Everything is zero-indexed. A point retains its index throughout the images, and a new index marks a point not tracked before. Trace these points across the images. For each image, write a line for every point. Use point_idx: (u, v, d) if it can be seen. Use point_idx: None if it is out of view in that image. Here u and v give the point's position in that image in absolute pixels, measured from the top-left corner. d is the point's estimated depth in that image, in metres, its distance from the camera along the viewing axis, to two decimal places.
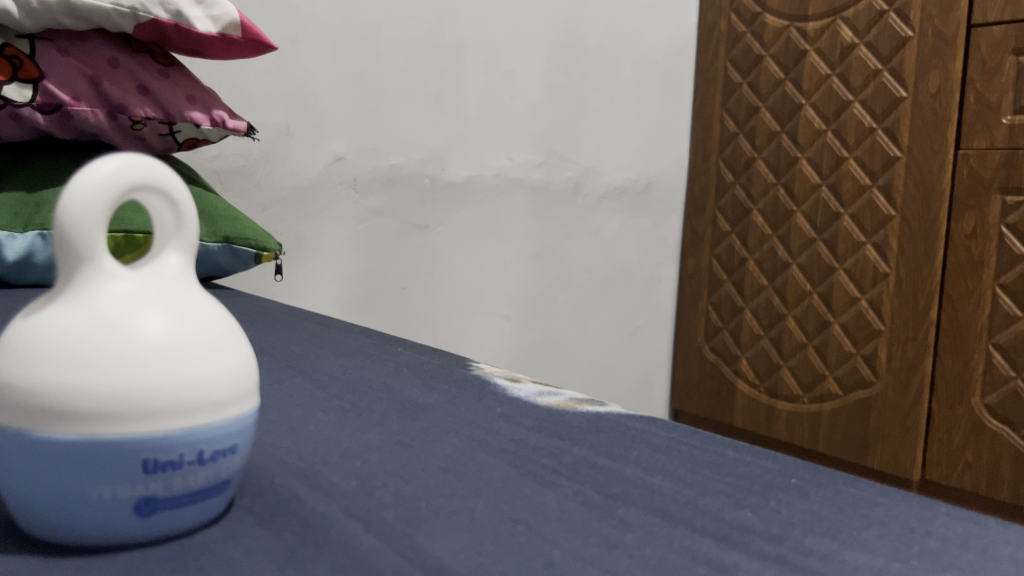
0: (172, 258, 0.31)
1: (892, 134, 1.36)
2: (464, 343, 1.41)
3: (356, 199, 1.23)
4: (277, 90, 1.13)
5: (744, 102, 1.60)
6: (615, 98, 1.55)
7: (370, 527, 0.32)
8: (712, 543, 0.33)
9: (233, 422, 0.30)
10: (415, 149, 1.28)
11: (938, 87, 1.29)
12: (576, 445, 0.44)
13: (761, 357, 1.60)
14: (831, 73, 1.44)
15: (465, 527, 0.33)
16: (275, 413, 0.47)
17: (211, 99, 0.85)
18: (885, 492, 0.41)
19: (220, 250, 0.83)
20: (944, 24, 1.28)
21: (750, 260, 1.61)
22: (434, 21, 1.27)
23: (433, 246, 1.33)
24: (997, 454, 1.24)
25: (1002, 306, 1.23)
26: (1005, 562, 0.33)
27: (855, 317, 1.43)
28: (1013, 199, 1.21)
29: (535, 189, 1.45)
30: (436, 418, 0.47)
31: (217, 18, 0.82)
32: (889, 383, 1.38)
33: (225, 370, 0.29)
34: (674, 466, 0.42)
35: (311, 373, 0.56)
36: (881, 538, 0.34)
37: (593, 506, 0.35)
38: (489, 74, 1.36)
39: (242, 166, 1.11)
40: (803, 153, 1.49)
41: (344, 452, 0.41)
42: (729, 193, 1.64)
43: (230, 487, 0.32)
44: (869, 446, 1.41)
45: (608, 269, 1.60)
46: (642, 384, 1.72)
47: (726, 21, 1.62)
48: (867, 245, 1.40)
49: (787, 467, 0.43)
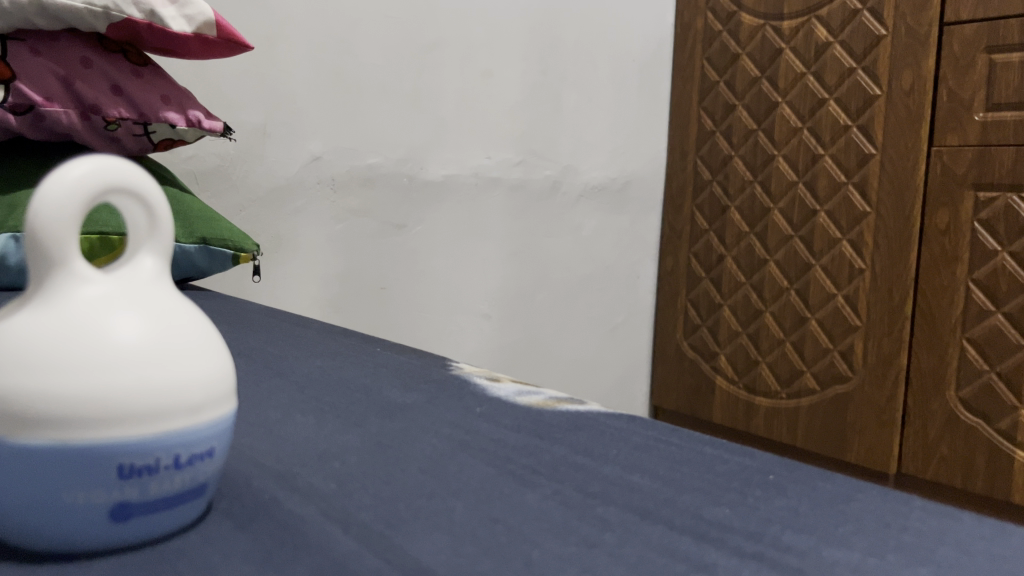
0: (146, 261, 0.31)
1: (866, 132, 1.37)
2: (445, 344, 1.41)
3: (335, 198, 1.22)
4: (252, 88, 1.12)
5: (720, 100, 1.61)
6: (593, 97, 1.56)
7: (349, 529, 0.32)
8: (690, 540, 0.33)
9: (210, 426, 0.30)
10: (393, 149, 1.27)
11: (911, 86, 1.31)
12: (555, 444, 0.44)
13: (739, 353, 1.61)
14: (807, 71, 1.45)
15: (444, 528, 0.33)
16: (253, 415, 0.46)
17: (186, 100, 0.84)
18: (862, 487, 0.41)
19: (197, 251, 0.82)
20: (916, 22, 1.29)
21: (728, 258, 1.62)
22: (411, 19, 1.27)
23: (412, 245, 1.33)
24: (972, 447, 1.26)
25: (975, 302, 1.24)
26: (980, 555, 0.33)
27: (831, 313, 1.44)
28: (985, 195, 1.22)
29: (513, 188, 1.45)
30: (415, 418, 0.47)
31: (192, 18, 0.81)
32: (865, 377, 1.40)
33: (201, 373, 0.29)
34: (653, 463, 0.42)
35: (289, 375, 0.56)
36: (858, 533, 0.35)
37: (572, 505, 0.36)
38: (467, 73, 1.35)
39: (219, 166, 1.11)
40: (779, 150, 1.50)
41: (322, 454, 0.41)
42: (706, 191, 1.65)
43: (208, 491, 0.32)
44: (846, 439, 1.43)
45: (588, 268, 1.61)
46: (623, 381, 1.73)
47: (702, 19, 1.63)
48: (842, 242, 1.42)
49: (765, 463, 0.44)
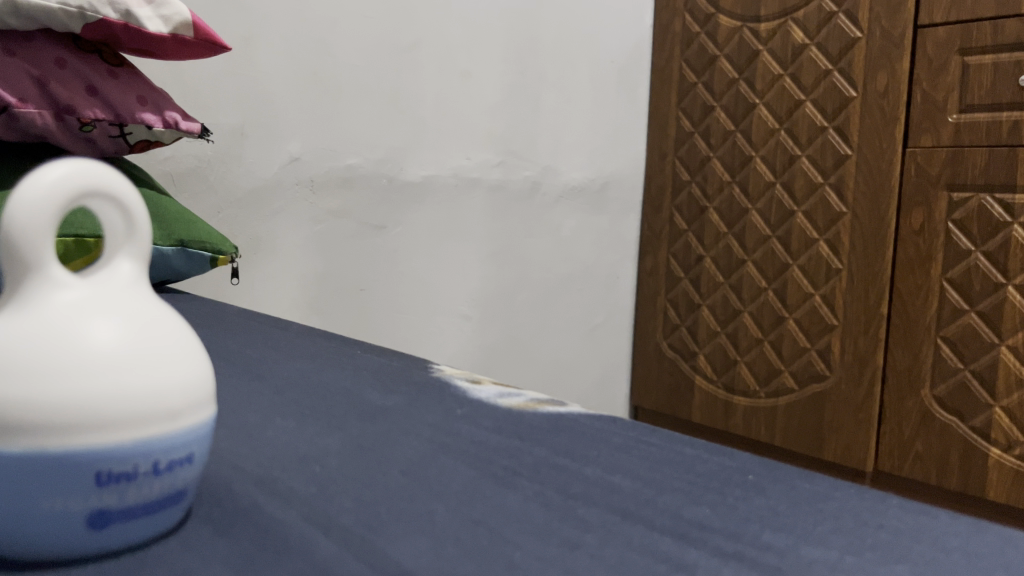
0: (124, 265, 0.31)
1: (842, 133, 1.39)
2: (425, 345, 1.40)
3: (313, 200, 1.22)
4: (231, 89, 1.11)
5: (698, 101, 1.62)
6: (571, 97, 1.56)
7: (330, 533, 0.32)
8: (671, 541, 0.33)
9: (189, 432, 0.30)
10: (372, 150, 1.27)
11: (886, 87, 1.32)
12: (536, 446, 0.44)
13: (718, 353, 1.62)
14: (783, 73, 1.46)
15: (426, 531, 0.33)
16: (232, 419, 0.46)
17: (162, 100, 0.84)
18: (839, 486, 0.42)
19: (174, 254, 0.81)
20: (890, 25, 1.31)
21: (706, 258, 1.63)
22: (390, 20, 1.27)
23: (392, 246, 1.32)
24: (947, 444, 1.27)
25: (949, 301, 1.26)
26: (956, 552, 0.34)
27: (809, 312, 1.46)
28: (959, 196, 1.24)
29: (493, 189, 1.45)
30: (395, 421, 0.47)
31: (168, 18, 0.80)
32: (843, 376, 1.41)
33: (180, 378, 0.29)
34: (633, 464, 0.42)
35: (268, 378, 0.56)
36: (836, 532, 0.35)
37: (553, 507, 0.36)
38: (447, 74, 1.35)
39: (196, 167, 1.10)
40: (756, 151, 1.51)
41: (303, 458, 0.40)
42: (685, 192, 1.66)
43: (187, 497, 0.32)
44: (824, 438, 1.44)
45: (567, 268, 1.61)
46: (603, 381, 1.73)
47: (680, 21, 1.64)
48: (820, 242, 1.43)
49: (743, 463, 0.44)
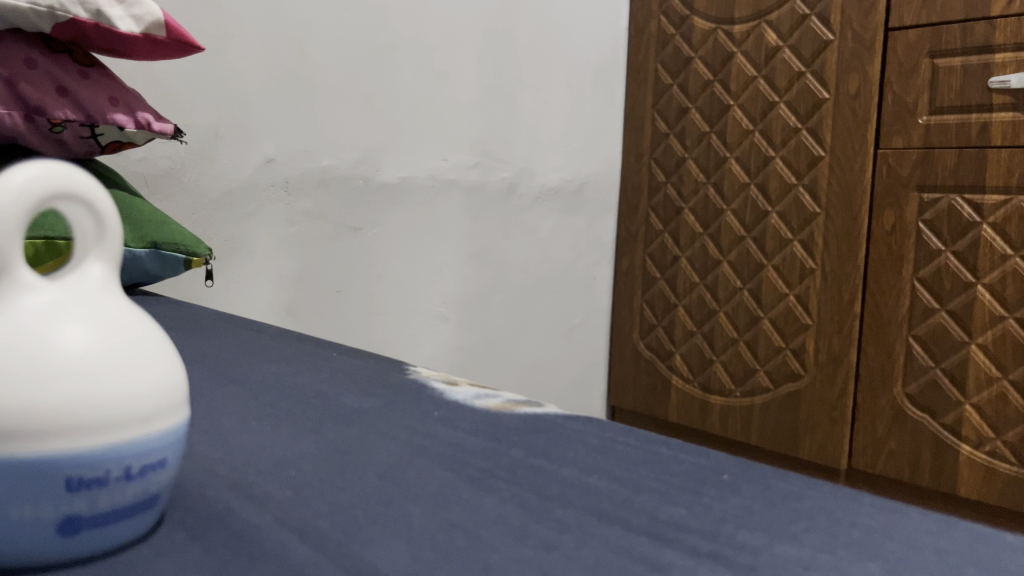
0: (94, 268, 0.30)
1: (816, 134, 1.40)
2: (402, 347, 1.39)
3: (288, 201, 1.21)
4: (204, 90, 1.10)
5: (674, 103, 1.62)
6: (547, 99, 1.57)
7: (305, 537, 0.32)
8: (647, 541, 0.33)
9: (161, 436, 0.29)
10: (348, 150, 1.27)
11: (858, 89, 1.34)
12: (513, 447, 0.44)
13: (694, 353, 1.63)
14: (757, 75, 1.47)
15: (403, 534, 0.33)
16: (206, 423, 0.46)
17: (134, 101, 0.83)
18: (813, 484, 0.42)
19: (147, 256, 0.80)
20: (862, 28, 1.32)
21: (682, 258, 1.64)
22: (366, 21, 1.26)
23: (368, 247, 1.32)
24: (918, 441, 1.29)
25: (920, 300, 1.27)
26: (927, 549, 0.34)
27: (784, 311, 1.47)
28: (929, 197, 1.26)
29: (470, 190, 1.45)
30: (372, 424, 0.47)
31: (140, 18, 0.79)
32: (817, 375, 1.42)
33: (151, 381, 0.29)
34: (610, 465, 0.42)
35: (243, 381, 0.55)
36: (810, 531, 0.35)
37: (530, 508, 0.36)
38: (423, 75, 1.35)
39: (170, 168, 1.08)
40: (731, 152, 1.53)
41: (278, 461, 0.40)
42: (661, 193, 1.67)
43: (159, 503, 0.31)
44: (799, 436, 1.46)
45: (544, 269, 1.61)
46: (580, 381, 1.74)
47: (656, 23, 1.65)
48: (794, 242, 1.44)
49: (719, 462, 0.44)
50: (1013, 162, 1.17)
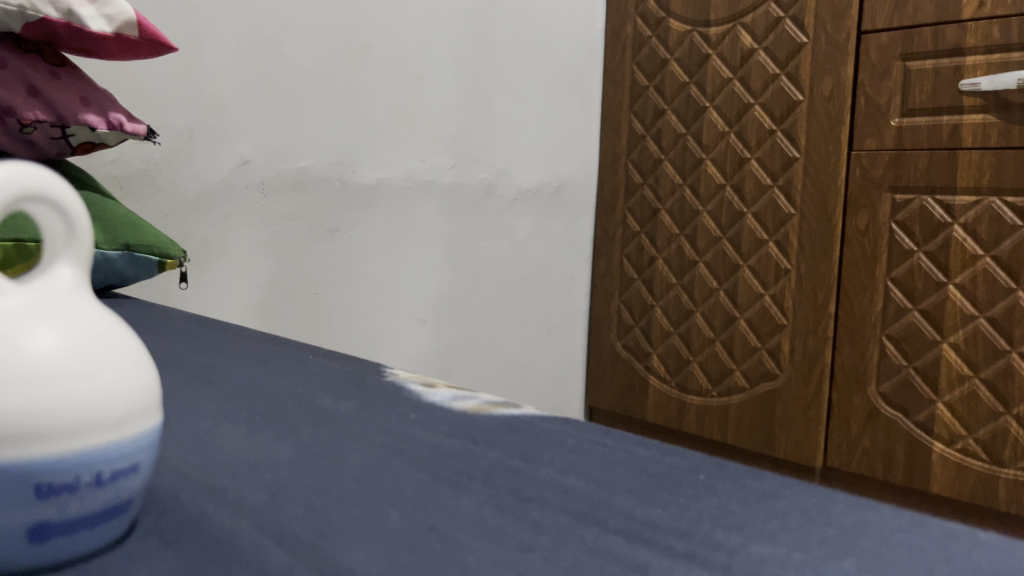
0: (64, 271, 0.30)
1: (790, 136, 1.41)
2: (380, 349, 1.39)
3: (264, 202, 1.20)
4: (178, 90, 1.09)
5: (650, 104, 1.63)
6: (523, 100, 1.57)
7: (280, 541, 0.32)
8: (624, 541, 0.33)
9: (133, 440, 0.29)
10: (324, 151, 1.26)
11: (831, 91, 1.35)
12: (491, 449, 0.44)
13: (671, 353, 1.64)
14: (733, 77, 1.49)
15: (379, 537, 0.32)
16: (180, 427, 0.45)
17: (106, 101, 0.82)
18: (788, 483, 0.42)
19: (120, 258, 0.79)
20: (835, 31, 1.34)
21: (659, 259, 1.64)
22: (342, 21, 1.26)
23: (345, 249, 1.31)
24: (892, 440, 1.31)
25: (893, 300, 1.29)
26: (900, 547, 0.35)
27: (759, 312, 1.48)
28: (901, 198, 1.27)
29: (447, 191, 1.45)
30: (348, 426, 0.47)
31: (112, 18, 0.78)
32: (792, 374, 1.44)
33: (123, 385, 0.28)
34: (587, 465, 0.42)
35: (218, 384, 0.55)
36: (785, 529, 0.36)
37: (508, 510, 0.36)
38: (400, 75, 1.34)
39: (143, 170, 1.07)
40: (707, 154, 1.54)
41: (253, 465, 0.40)
42: (638, 194, 1.67)
43: (132, 508, 0.31)
44: (775, 435, 1.47)
45: (522, 270, 1.61)
46: (558, 382, 1.74)
47: (632, 25, 1.66)
48: (769, 243, 1.46)
49: (695, 462, 0.45)
50: (984, 163, 1.18)
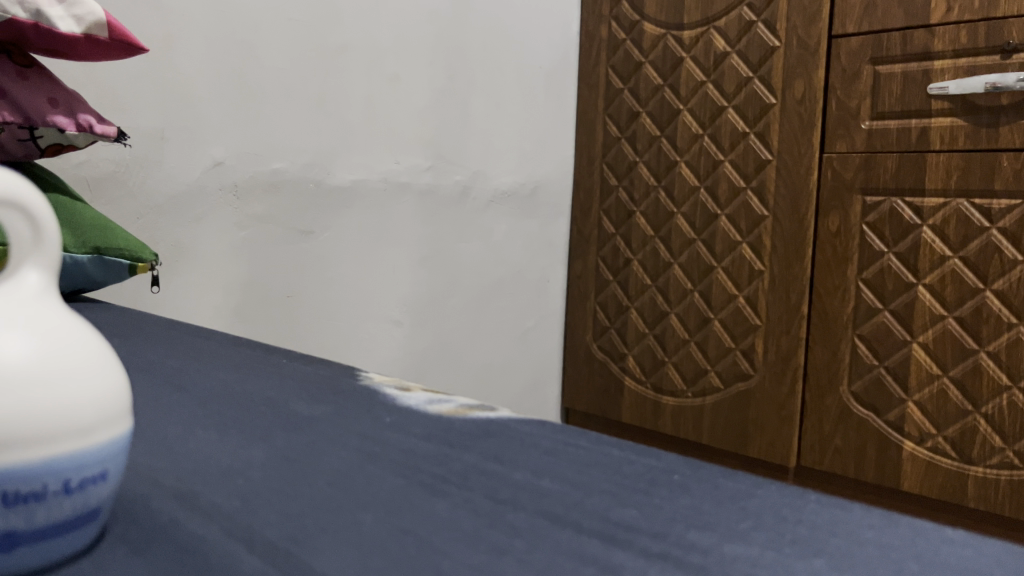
0: (31, 277, 0.29)
1: (763, 138, 1.43)
2: (355, 352, 1.38)
3: (237, 205, 1.19)
4: (150, 92, 1.08)
5: (625, 107, 1.64)
6: (499, 102, 1.57)
7: (252, 547, 0.32)
8: (599, 543, 0.34)
9: (101, 447, 0.29)
10: (298, 153, 1.25)
11: (803, 95, 1.36)
12: (466, 452, 0.44)
13: (646, 354, 1.64)
14: (706, 80, 1.50)
15: (353, 542, 0.32)
16: (151, 432, 0.45)
17: (76, 103, 0.81)
18: (761, 483, 0.43)
19: (90, 262, 0.78)
20: (806, 34, 1.35)
21: (634, 261, 1.65)
22: (315, 22, 1.25)
23: (320, 251, 1.30)
24: (864, 438, 1.32)
25: (865, 300, 1.31)
26: (871, 544, 0.35)
27: (733, 313, 1.49)
28: (872, 200, 1.29)
29: (422, 193, 1.44)
30: (322, 431, 0.47)
31: (80, 18, 0.77)
32: (766, 374, 1.45)
33: (92, 391, 0.28)
34: (561, 467, 0.43)
35: (190, 389, 0.54)
36: (757, 529, 0.36)
37: (482, 513, 0.36)
38: (374, 77, 1.34)
39: (114, 171, 1.06)
40: (682, 156, 1.55)
41: (225, 470, 0.39)
42: (613, 196, 1.68)
43: (101, 515, 0.31)
44: (749, 434, 1.48)
45: (498, 271, 1.61)
46: (534, 384, 1.74)
47: (606, 28, 1.67)
48: (743, 245, 1.47)
49: (669, 463, 0.45)
50: (952, 166, 1.20)
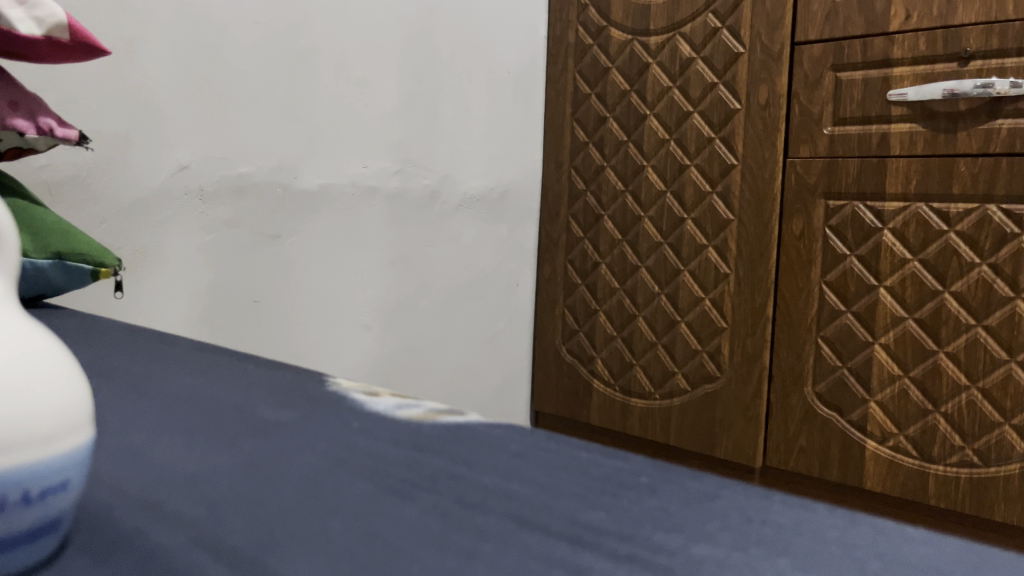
0: None
1: (728, 143, 1.44)
2: (323, 357, 1.37)
3: (203, 208, 1.17)
4: (114, 95, 1.07)
5: (592, 112, 1.65)
6: (467, 106, 1.57)
7: (219, 556, 0.31)
8: (567, 546, 0.34)
9: (61, 456, 0.28)
10: (265, 157, 1.24)
11: (767, 100, 1.38)
12: (435, 456, 0.44)
13: (614, 357, 1.65)
14: (672, 85, 1.51)
15: (321, 548, 0.32)
16: (114, 440, 0.44)
17: (36, 106, 0.79)
18: (727, 484, 0.43)
19: (51, 267, 0.77)
20: (770, 41, 1.37)
21: (602, 264, 1.66)
22: (282, 26, 1.24)
23: (287, 256, 1.29)
24: (827, 438, 1.34)
25: (828, 302, 1.33)
26: (834, 544, 0.36)
27: (699, 315, 1.51)
28: (834, 204, 1.31)
29: (391, 198, 1.44)
30: (289, 436, 0.46)
31: (42, 19, 0.76)
32: (732, 376, 1.47)
33: (54, 398, 0.28)
34: (530, 470, 0.43)
35: (154, 395, 0.54)
36: (723, 530, 0.37)
37: (452, 517, 0.36)
38: (342, 81, 1.33)
39: (77, 175, 1.04)
40: (648, 161, 1.56)
41: (191, 477, 0.39)
42: (581, 200, 1.69)
43: (63, 525, 0.30)
44: (716, 435, 1.50)
45: (467, 275, 1.61)
46: (503, 387, 1.75)
47: (574, 33, 1.68)
48: (709, 248, 1.48)
49: (637, 465, 0.45)
50: (911, 171, 1.23)
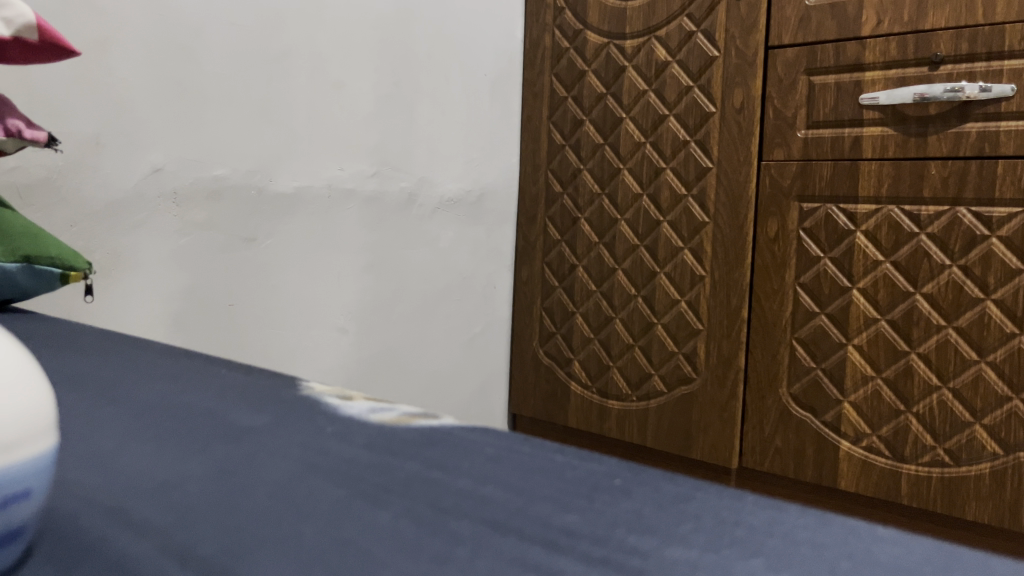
0: None
1: (703, 146, 1.45)
2: (298, 361, 1.36)
3: (177, 212, 1.16)
4: (85, 97, 1.05)
5: (569, 115, 1.66)
6: (444, 109, 1.57)
7: (187, 563, 0.31)
8: (540, 549, 0.34)
9: (24, 464, 0.28)
10: (240, 160, 1.23)
11: (742, 104, 1.39)
12: (409, 461, 0.44)
13: (592, 359, 1.66)
14: (648, 88, 1.52)
15: (292, 554, 0.32)
16: (83, 446, 0.44)
17: (4, 108, 0.78)
18: (701, 486, 0.44)
19: (19, 271, 0.76)
20: (744, 45, 1.38)
21: (579, 267, 1.67)
22: (257, 28, 1.23)
23: (262, 259, 1.28)
24: (803, 439, 1.35)
25: (803, 304, 1.34)
26: (805, 545, 0.36)
27: (676, 317, 1.52)
28: (808, 206, 1.33)
29: (367, 201, 1.43)
30: (262, 441, 0.46)
31: (10, 20, 0.75)
32: (708, 378, 1.47)
33: (18, 404, 0.27)
34: (505, 474, 0.43)
35: (125, 401, 0.53)
36: (696, 531, 0.37)
37: (425, 521, 0.36)
38: (318, 83, 1.33)
39: (48, 177, 1.03)
40: (625, 163, 1.57)
41: (160, 484, 0.39)
42: (558, 202, 1.69)
43: (25, 534, 0.30)
44: (692, 437, 1.50)
45: (444, 278, 1.61)
46: (481, 391, 1.74)
47: (550, 36, 1.68)
48: (684, 250, 1.49)
49: (611, 467, 0.45)
50: (882, 174, 1.24)
